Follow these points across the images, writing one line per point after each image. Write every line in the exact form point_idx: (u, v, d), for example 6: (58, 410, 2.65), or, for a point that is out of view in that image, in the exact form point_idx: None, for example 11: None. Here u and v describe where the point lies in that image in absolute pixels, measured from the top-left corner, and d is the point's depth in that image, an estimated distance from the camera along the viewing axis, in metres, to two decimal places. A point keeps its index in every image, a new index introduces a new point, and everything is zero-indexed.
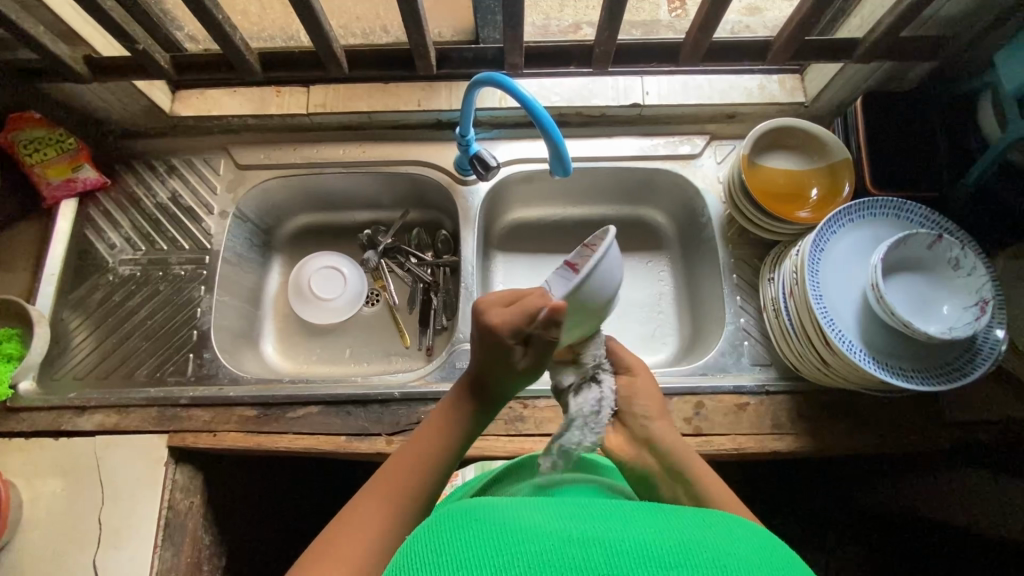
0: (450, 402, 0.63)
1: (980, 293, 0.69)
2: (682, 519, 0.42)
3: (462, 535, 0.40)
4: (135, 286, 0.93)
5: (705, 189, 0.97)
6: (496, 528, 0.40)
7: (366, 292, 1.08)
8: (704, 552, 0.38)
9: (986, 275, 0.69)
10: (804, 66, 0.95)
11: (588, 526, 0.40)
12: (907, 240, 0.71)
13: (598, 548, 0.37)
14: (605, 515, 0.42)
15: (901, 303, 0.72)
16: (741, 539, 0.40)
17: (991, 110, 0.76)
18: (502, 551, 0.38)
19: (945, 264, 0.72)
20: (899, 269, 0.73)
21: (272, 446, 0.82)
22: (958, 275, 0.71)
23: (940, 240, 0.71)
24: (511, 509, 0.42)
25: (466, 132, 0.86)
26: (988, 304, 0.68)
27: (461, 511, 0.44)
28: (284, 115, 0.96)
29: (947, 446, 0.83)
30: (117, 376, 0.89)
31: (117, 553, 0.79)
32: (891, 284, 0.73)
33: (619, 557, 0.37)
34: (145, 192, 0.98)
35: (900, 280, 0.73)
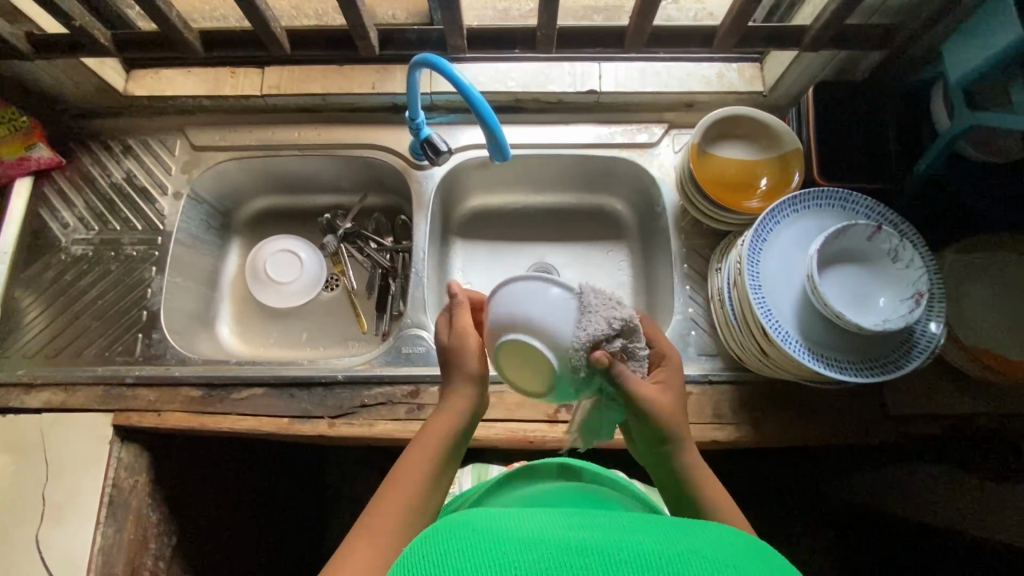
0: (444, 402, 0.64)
1: (916, 285, 0.69)
2: (681, 531, 0.44)
3: (462, 548, 0.42)
4: (87, 266, 0.93)
5: (661, 178, 0.96)
6: (498, 538, 0.42)
7: (325, 276, 1.08)
8: (697, 559, 0.40)
9: (922, 267, 0.69)
10: (763, 54, 0.94)
11: (589, 538, 0.42)
12: (847, 230, 0.70)
13: (594, 555, 0.40)
14: (610, 530, 0.44)
15: (839, 294, 0.72)
16: (728, 544, 0.43)
17: (941, 100, 0.74)
18: (499, 560, 0.40)
19: (885, 256, 0.71)
20: (840, 261, 0.73)
21: (215, 426, 0.83)
22: (897, 268, 0.71)
23: (879, 232, 0.70)
24: (513, 525, 0.45)
25: (415, 115, 0.84)
26: (923, 296, 0.68)
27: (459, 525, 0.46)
28: (239, 96, 0.96)
29: (889, 439, 0.83)
30: (66, 354, 0.89)
31: (58, 529, 0.80)
32: (830, 275, 0.72)
33: (616, 564, 0.39)
34: (100, 172, 0.98)
35: (839, 272, 0.72)
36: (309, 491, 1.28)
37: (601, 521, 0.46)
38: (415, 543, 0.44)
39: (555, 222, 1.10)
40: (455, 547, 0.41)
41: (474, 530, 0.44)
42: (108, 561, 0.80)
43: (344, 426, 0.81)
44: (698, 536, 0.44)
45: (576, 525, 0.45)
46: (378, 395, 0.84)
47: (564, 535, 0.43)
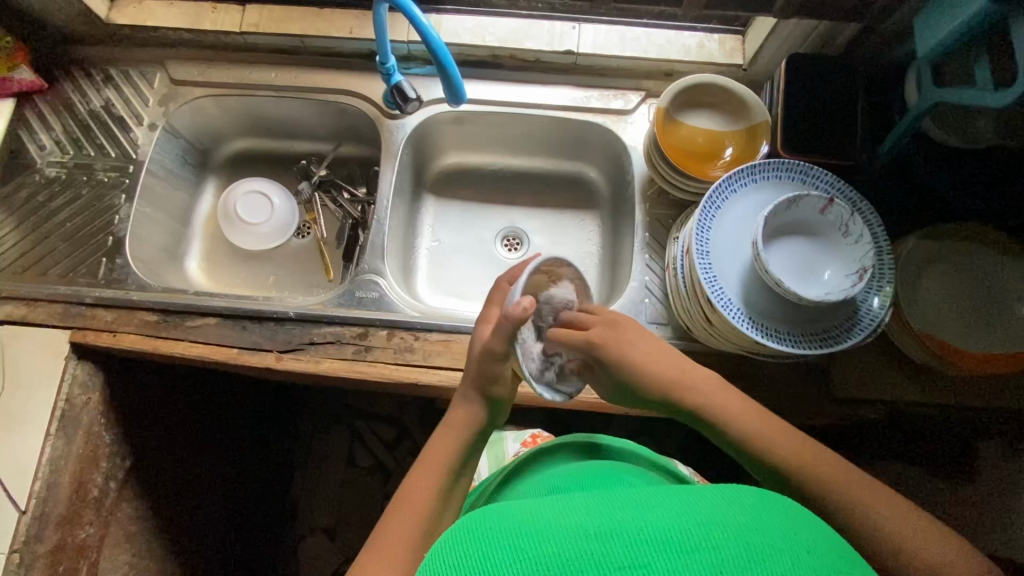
0: (459, 407, 0.68)
1: (860, 262, 0.68)
2: (696, 497, 0.43)
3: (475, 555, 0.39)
4: (60, 189, 0.95)
5: (632, 145, 0.96)
6: (509, 535, 0.41)
7: (297, 223, 1.09)
8: (721, 528, 0.39)
9: (870, 243, 0.68)
10: (747, 26, 0.92)
11: (600, 519, 0.41)
12: (800, 201, 0.69)
13: (612, 539, 0.38)
14: (624, 506, 0.42)
15: (784, 266, 0.71)
16: (756, 505, 0.42)
17: (914, 75, 0.73)
18: (516, 556, 0.38)
19: (836, 230, 0.70)
20: (791, 232, 0.72)
21: (166, 350, 0.84)
22: (847, 243, 0.70)
23: (831, 205, 0.69)
24: (519, 517, 0.43)
25: (386, 60, 0.85)
26: (866, 271, 0.67)
27: (471, 520, 0.44)
28: (218, 32, 0.97)
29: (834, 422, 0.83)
30: (32, 272, 0.91)
31: (9, 435, 0.82)
32: (778, 245, 0.72)
33: (639, 546, 0.38)
34: (80, 99, 0.99)
35: (787, 244, 0.72)
36: (275, 438, 1.31)
37: (622, 497, 0.44)
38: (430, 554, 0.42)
39: (528, 187, 1.10)
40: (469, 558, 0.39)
41: (489, 522, 0.43)
42: (55, 473, 0.83)
43: (291, 361, 0.83)
44: (719, 502, 0.42)
45: (595, 507, 0.43)
46: (327, 334, 0.85)
47: (583, 520, 0.41)
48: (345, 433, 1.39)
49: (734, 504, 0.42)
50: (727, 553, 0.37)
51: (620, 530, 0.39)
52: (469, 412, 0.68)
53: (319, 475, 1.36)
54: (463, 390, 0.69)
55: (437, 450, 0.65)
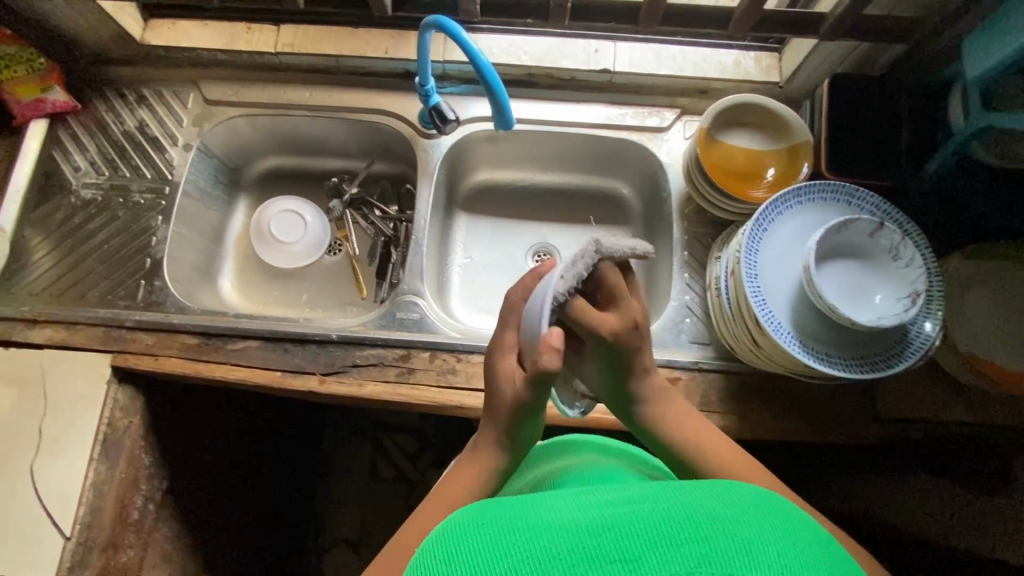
0: (478, 447, 0.65)
1: (914, 285, 0.68)
2: (681, 492, 0.46)
3: (478, 549, 0.44)
4: (96, 210, 0.95)
5: (668, 163, 0.96)
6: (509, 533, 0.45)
7: (328, 240, 1.09)
8: (706, 521, 0.42)
9: (922, 267, 0.68)
10: (783, 44, 0.92)
11: (594, 517, 0.44)
12: (852, 225, 0.69)
13: (606, 533, 0.42)
14: (617, 503, 0.46)
15: (837, 289, 0.71)
16: (740, 501, 0.45)
17: (959, 101, 0.72)
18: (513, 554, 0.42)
19: (884, 253, 0.70)
20: (840, 255, 0.72)
21: (209, 374, 0.84)
22: (897, 266, 0.70)
23: (881, 229, 0.69)
24: (522, 516, 0.47)
25: (425, 82, 0.85)
26: (920, 296, 0.67)
27: (473, 518, 0.48)
28: (252, 52, 0.97)
29: (877, 441, 0.83)
30: (71, 294, 0.91)
31: (53, 460, 0.82)
32: (829, 269, 0.71)
33: (628, 538, 0.41)
34: (113, 119, 0.99)
35: (837, 267, 0.71)
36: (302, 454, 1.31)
37: (613, 496, 0.48)
38: (433, 549, 0.46)
39: (560, 202, 1.09)
40: (474, 554, 0.43)
41: (488, 520, 0.47)
42: (99, 497, 0.83)
43: (335, 384, 0.83)
44: (707, 498, 0.45)
45: (588, 505, 0.47)
46: (370, 356, 0.85)
47: (575, 518, 0.45)
48: (371, 447, 1.39)
49: (719, 501, 0.45)
50: (709, 543, 0.40)
51: (615, 525, 0.42)
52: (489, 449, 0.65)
53: (345, 488, 1.36)
54: (479, 436, 0.65)
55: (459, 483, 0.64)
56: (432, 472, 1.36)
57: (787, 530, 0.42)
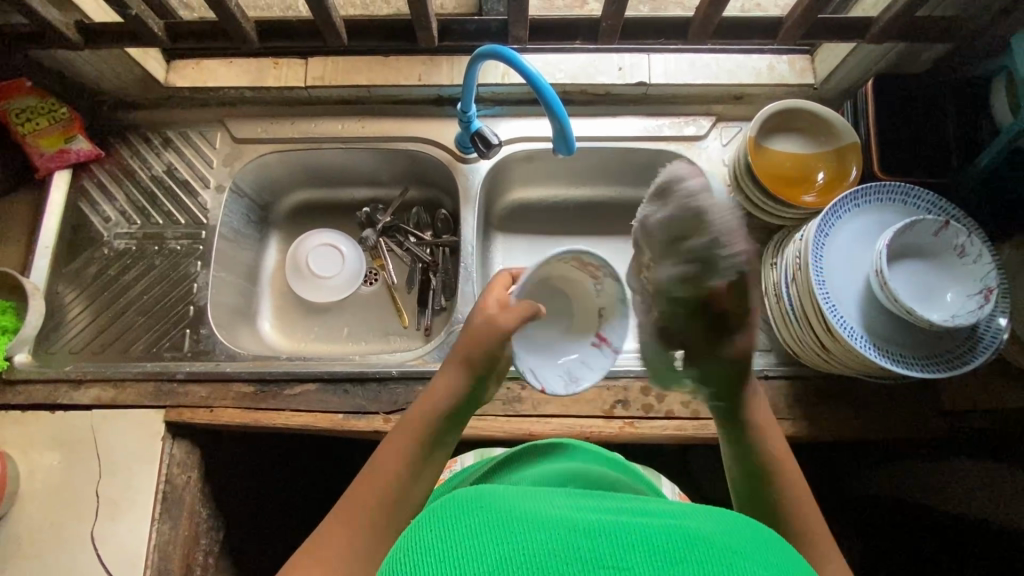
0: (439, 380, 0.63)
1: (986, 281, 0.69)
2: (686, 514, 0.42)
3: (463, 524, 0.40)
4: (132, 261, 0.93)
5: (709, 171, 0.95)
6: (503, 515, 0.40)
7: (365, 270, 1.06)
8: (708, 546, 0.38)
9: (991, 263, 0.69)
10: (815, 47, 0.93)
11: (594, 520, 0.40)
12: (920, 224, 0.70)
13: (604, 540, 0.38)
14: (616, 513, 0.42)
15: (910, 289, 0.72)
16: (748, 536, 0.41)
17: (1004, 96, 0.74)
18: (500, 539, 0.38)
19: (950, 250, 0.71)
20: (905, 256, 0.72)
21: (269, 422, 0.82)
22: (964, 263, 0.71)
23: (946, 227, 0.70)
24: (518, 501, 0.42)
25: (467, 108, 0.85)
26: (992, 292, 0.68)
27: (464, 498, 0.44)
28: (282, 87, 0.95)
29: (946, 435, 0.83)
30: (114, 349, 0.89)
31: (113, 525, 0.79)
32: (899, 267, 0.72)
33: (624, 549, 0.37)
34: (140, 165, 0.97)
35: (907, 264, 0.72)
36: None
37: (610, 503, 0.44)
38: (423, 518, 0.42)
39: (596, 215, 1.08)
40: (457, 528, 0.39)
41: (481, 499, 0.43)
42: (165, 558, 0.79)
43: (400, 421, 0.81)
44: (713, 523, 0.41)
45: (585, 508, 0.43)
46: None
47: (570, 517, 0.40)
48: None
49: (726, 530, 0.41)
50: (709, 567, 0.36)
51: (615, 532, 0.38)
52: (453, 388, 0.62)
53: None
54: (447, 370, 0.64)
55: (412, 419, 0.60)
56: None
57: None
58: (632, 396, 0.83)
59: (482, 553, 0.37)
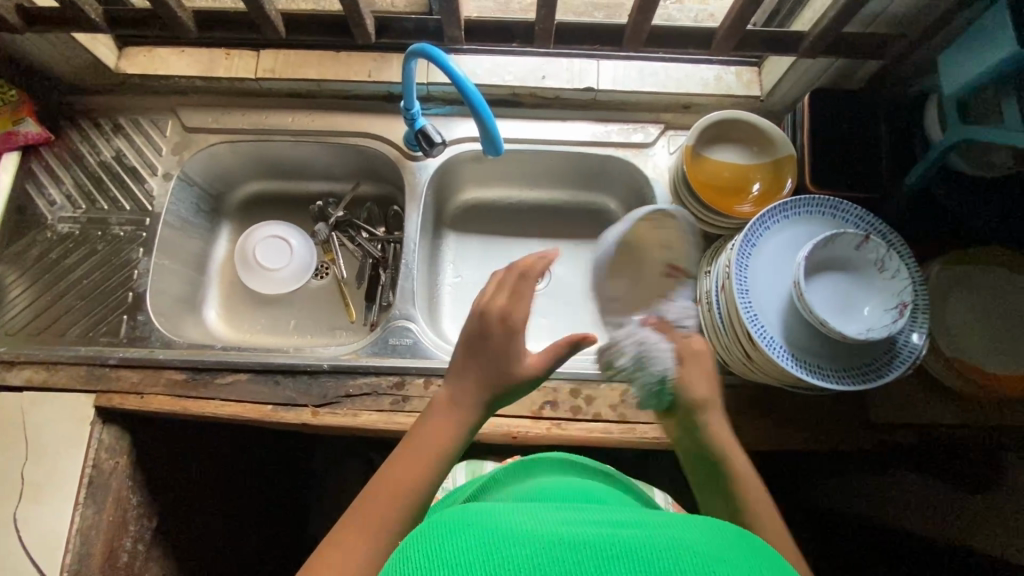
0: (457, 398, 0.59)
1: (901, 296, 0.70)
2: (684, 524, 0.44)
3: (452, 539, 0.41)
4: (74, 244, 0.93)
5: (654, 178, 0.96)
6: (493, 531, 0.41)
7: (315, 264, 1.07)
8: (693, 556, 0.39)
9: (908, 278, 0.70)
10: (762, 59, 0.94)
11: (573, 532, 0.41)
12: (842, 240, 0.71)
13: (588, 552, 0.39)
14: (605, 525, 0.44)
15: (830, 306, 0.72)
16: (745, 546, 0.42)
17: (935, 113, 0.75)
18: (495, 555, 0.39)
19: (870, 265, 0.72)
20: (827, 269, 0.73)
21: (198, 411, 0.82)
22: (882, 277, 0.72)
23: (867, 242, 0.71)
24: (502, 518, 0.43)
25: (411, 106, 0.85)
26: (906, 307, 0.69)
27: (450, 517, 0.45)
28: (232, 78, 0.96)
29: (872, 448, 0.83)
30: (49, 333, 0.89)
31: (35, 508, 0.79)
32: (818, 285, 0.73)
33: (609, 562, 0.38)
34: (89, 150, 0.97)
35: (827, 282, 0.73)
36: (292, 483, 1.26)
37: (600, 517, 0.46)
38: (411, 537, 0.42)
39: (548, 218, 1.09)
40: (449, 542, 0.40)
41: (473, 516, 0.44)
42: (86, 542, 0.79)
43: (328, 415, 0.81)
44: (701, 534, 0.42)
45: (574, 523, 0.44)
46: (363, 385, 0.84)
47: (554, 530, 0.41)
48: None
49: (717, 539, 0.42)
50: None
51: (599, 544, 0.40)
52: (470, 418, 0.59)
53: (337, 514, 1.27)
54: (467, 387, 0.60)
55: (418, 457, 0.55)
56: None
57: None
58: (561, 398, 0.84)
59: (472, 565, 0.38)
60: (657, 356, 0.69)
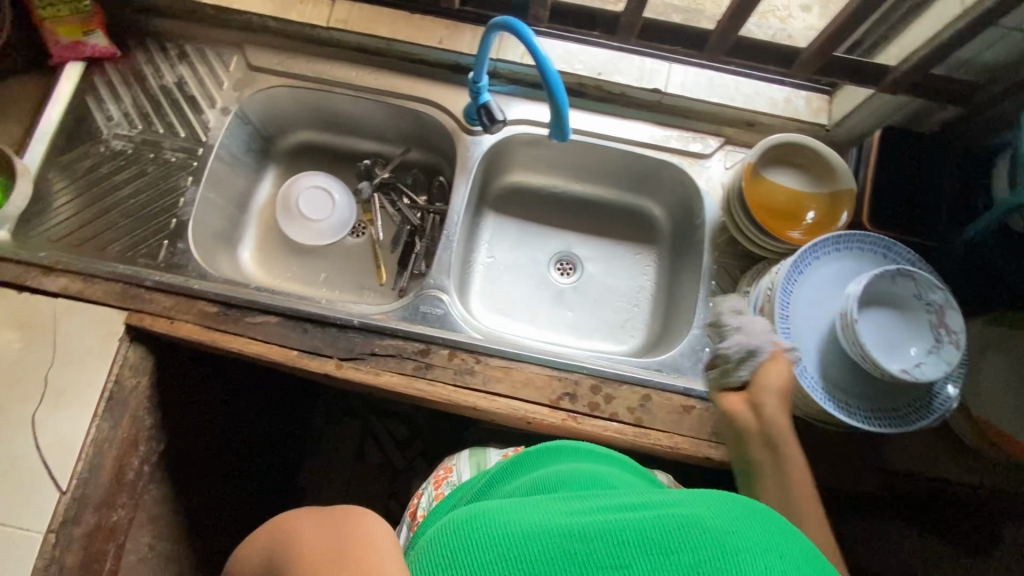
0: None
1: (923, 373, 0.68)
2: (682, 500, 0.45)
3: (465, 541, 0.42)
4: (126, 163, 0.94)
5: (706, 191, 0.95)
6: (503, 529, 0.43)
7: (353, 222, 1.07)
8: (700, 531, 0.40)
9: (938, 366, 0.68)
10: (835, 88, 0.93)
11: (580, 521, 0.43)
12: (943, 310, 0.70)
13: (596, 540, 0.40)
14: (610, 509, 0.45)
15: (880, 318, 0.72)
16: (743, 510, 0.43)
17: (1005, 170, 0.75)
18: (504, 554, 0.41)
19: (926, 336, 0.70)
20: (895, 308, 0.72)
21: (224, 344, 0.83)
22: (921, 350, 0.70)
23: (945, 316, 0.70)
24: (510, 512, 0.45)
25: (478, 79, 0.85)
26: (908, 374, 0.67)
27: (463, 516, 0.47)
28: (303, 24, 0.96)
29: (880, 493, 0.83)
30: (91, 245, 0.90)
31: (55, 413, 0.80)
32: (885, 316, 0.72)
33: (619, 547, 0.40)
34: (152, 72, 0.98)
35: (900, 321, 0.71)
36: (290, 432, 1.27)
37: (605, 502, 0.47)
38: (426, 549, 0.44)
39: (589, 214, 1.09)
40: (462, 547, 0.42)
41: (481, 517, 0.45)
42: (99, 454, 0.81)
43: (352, 370, 0.82)
44: (704, 506, 0.43)
45: (576, 510, 0.46)
46: (389, 347, 0.84)
47: (560, 522, 0.43)
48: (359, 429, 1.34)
49: (719, 512, 0.43)
50: (703, 556, 0.39)
51: (611, 530, 0.41)
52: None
53: (329, 469, 1.29)
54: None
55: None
56: (418, 464, 1.27)
57: (784, 552, 0.40)
58: (581, 392, 0.84)
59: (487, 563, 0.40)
60: (735, 339, 0.77)
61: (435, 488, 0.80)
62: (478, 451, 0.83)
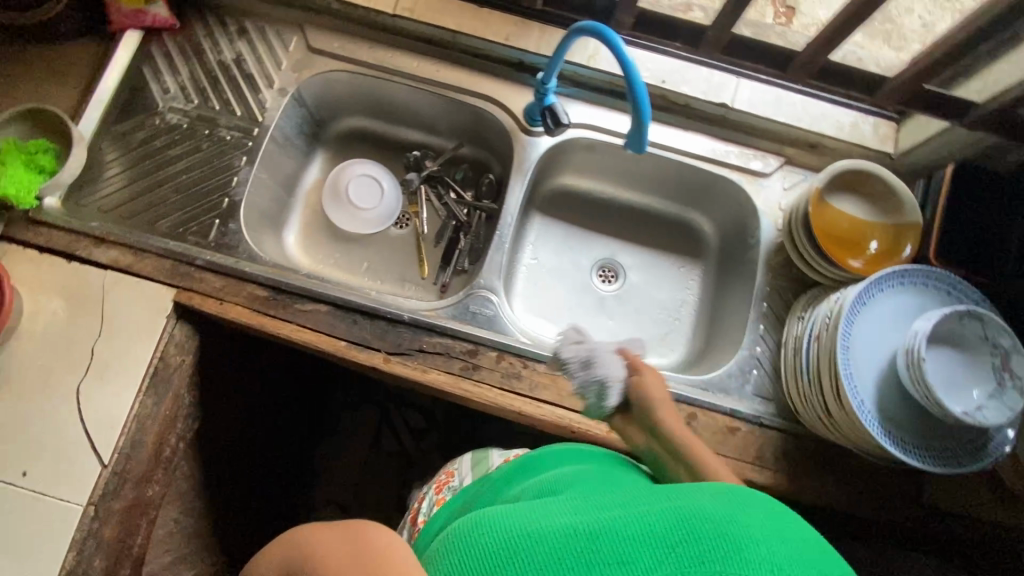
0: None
1: (984, 417, 0.67)
2: (682, 496, 0.42)
3: (470, 547, 0.40)
4: (180, 137, 0.93)
5: (763, 211, 0.93)
6: (508, 530, 0.40)
7: (398, 212, 1.06)
8: (702, 522, 0.37)
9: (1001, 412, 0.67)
10: (904, 117, 0.92)
11: (586, 519, 0.40)
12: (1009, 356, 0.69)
13: (598, 537, 0.37)
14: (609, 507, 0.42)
15: (943, 357, 0.71)
16: (746, 501, 0.40)
17: None
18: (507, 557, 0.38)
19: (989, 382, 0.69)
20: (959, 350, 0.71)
21: (272, 329, 0.83)
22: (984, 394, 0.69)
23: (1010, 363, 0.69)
24: (514, 513, 0.43)
25: (547, 80, 0.84)
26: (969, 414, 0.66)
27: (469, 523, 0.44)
28: (370, 9, 0.95)
29: (918, 529, 0.82)
30: (140, 219, 0.89)
31: (100, 386, 0.80)
32: (951, 358, 0.71)
33: (619, 541, 0.37)
34: (212, 47, 0.96)
35: (965, 365, 0.70)
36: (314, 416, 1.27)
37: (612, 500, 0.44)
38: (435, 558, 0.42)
39: (636, 223, 1.07)
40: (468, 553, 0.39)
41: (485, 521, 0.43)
42: (141, 429, 0.81)
43: (400, 365, 0.82)
44: (708, 498, 0.40)
45: (580, 510, 0.43)
46: (437, 345, 0.84)
47: (562, 520, 0.40)
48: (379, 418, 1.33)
49: (718, 503, 0.40)
50: (707, 546, 0.36)
51: (612, 528, 0.38)
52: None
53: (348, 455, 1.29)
54: None
55: None
56: (438, 458, 1.27)
57: (791, 541, 0.37)
58: None
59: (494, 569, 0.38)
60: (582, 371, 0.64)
61: (435, 493, 0.78)
62: (480, 455, 0.81)
